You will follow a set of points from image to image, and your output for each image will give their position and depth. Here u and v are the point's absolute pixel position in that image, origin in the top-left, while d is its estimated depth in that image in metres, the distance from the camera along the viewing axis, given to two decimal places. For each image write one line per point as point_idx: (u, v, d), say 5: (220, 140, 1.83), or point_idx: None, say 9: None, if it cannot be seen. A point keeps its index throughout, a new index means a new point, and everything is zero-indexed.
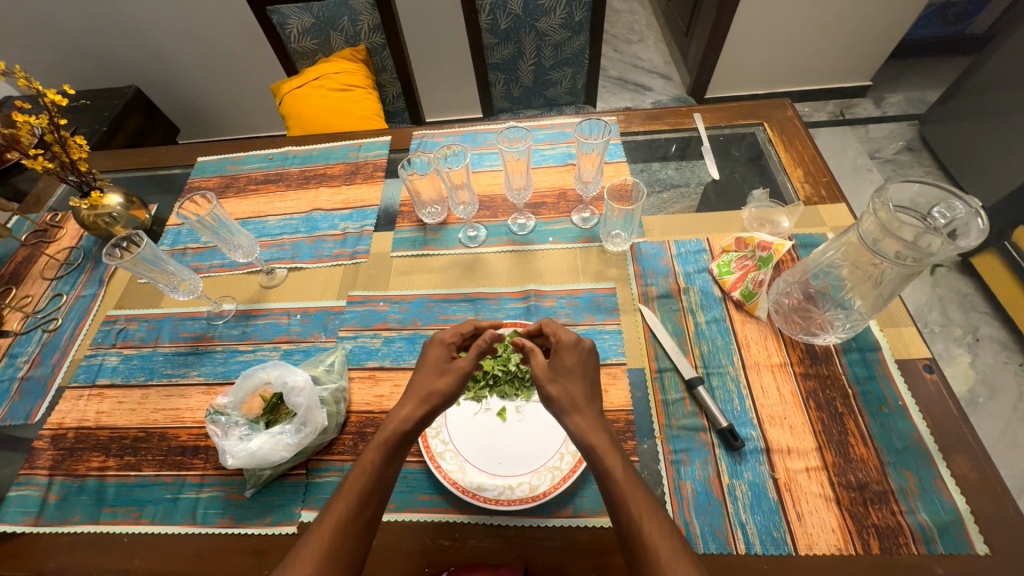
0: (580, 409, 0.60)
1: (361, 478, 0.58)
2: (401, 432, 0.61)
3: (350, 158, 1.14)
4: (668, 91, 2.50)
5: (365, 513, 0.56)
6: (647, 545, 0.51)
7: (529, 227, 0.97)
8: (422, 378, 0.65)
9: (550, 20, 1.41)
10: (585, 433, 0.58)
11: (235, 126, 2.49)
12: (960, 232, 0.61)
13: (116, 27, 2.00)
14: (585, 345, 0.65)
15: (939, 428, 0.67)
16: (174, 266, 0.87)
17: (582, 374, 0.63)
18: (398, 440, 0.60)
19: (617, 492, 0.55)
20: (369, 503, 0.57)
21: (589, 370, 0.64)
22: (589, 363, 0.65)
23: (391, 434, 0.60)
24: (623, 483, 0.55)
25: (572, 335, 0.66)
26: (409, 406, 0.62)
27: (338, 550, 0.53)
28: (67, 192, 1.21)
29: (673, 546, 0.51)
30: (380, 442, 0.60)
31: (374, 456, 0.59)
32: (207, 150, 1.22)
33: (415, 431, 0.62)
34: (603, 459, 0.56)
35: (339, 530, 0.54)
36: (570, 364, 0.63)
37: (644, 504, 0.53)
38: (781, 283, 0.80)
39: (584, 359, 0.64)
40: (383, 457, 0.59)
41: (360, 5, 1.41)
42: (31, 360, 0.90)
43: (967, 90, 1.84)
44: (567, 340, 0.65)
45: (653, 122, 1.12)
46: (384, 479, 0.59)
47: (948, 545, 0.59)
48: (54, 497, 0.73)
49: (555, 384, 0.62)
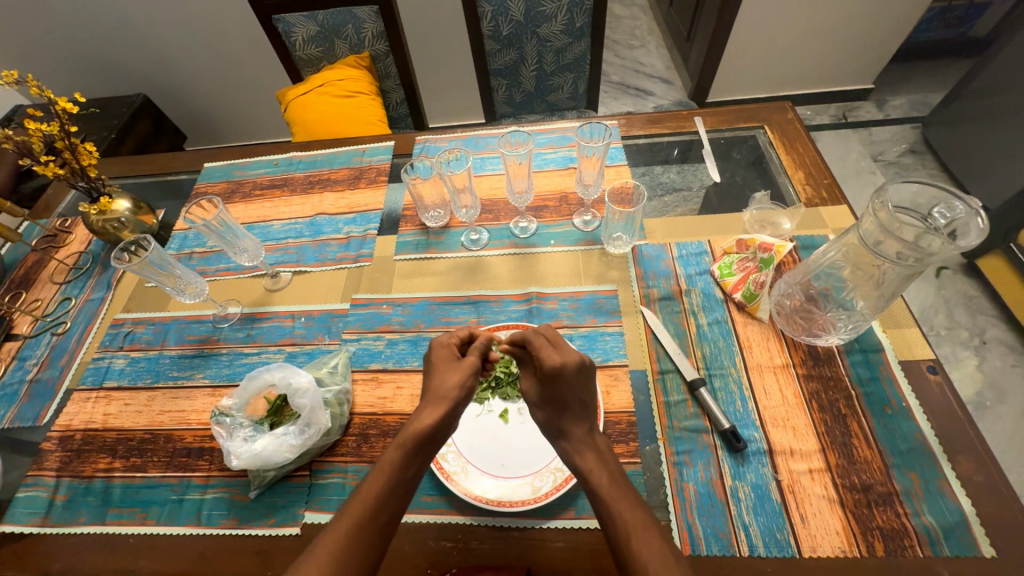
0: (567, 435, 0.61)
1: (380, 479, 0.58)
2: (421, 434, 0.60)
3: (354, 163, 1.16)
4: (670, 96, 2.51)
5: (381, 515, 0.57)
6: (637, 558, 0.51)
7: (531, 230, 0.98)
8: (438, 380, 0.65)
9: (552, 26, 1.43)
10: (573, 454, 0.60)
11: (240, 133, 2.52)
12: (960, 232, 0.61)
13: (126, 36, 2.04)
14: (571, 367, 0.60)
15: (944, 430, 0.67)
16: (181, 270, 0.88)
17: (572, 402, 0.61)
18: (417, 443, 0.60)
19: (607, 507, 0.56)
20: (386, 506, 0.57)
21: (578, 393, 0.61)
22: (578, 387, 0.61)
23: (408, 437, 0.60)
24: (611, 498, 0.56)
25: (555, 359, 0.60)
26: (436, 409, 0.62)
27: (354, 551, 0.54)
28: (76, 198, 1.23)
29: (665, 560, 0.51)
30: (400, 443, 0.60)
31: (394, 457, 0.59)
32: (215, 156, 1.24)
33: (436, 434, 0.61)
34: (590, 478, 0.58)
35: (356, 530, 0.55)
36: (561, 393, 0.61)
37: (636, 519, 0.54)
38: (783, 284, 0.81)
39: (571, 384, 0.60)
40: (403, 458, 0.59)
41: (364, 13, 1.44)
42: (40, 363, 0.92)
43: (971, 93, 1.83)
44: (555, 368, 0.59)
45: (654, 126, 1.13)
46: (402, 484, 0.59)
47: (953, 547, 0.58)
48: (62, 498, 0.74)
49: (543, 411, 0.63)
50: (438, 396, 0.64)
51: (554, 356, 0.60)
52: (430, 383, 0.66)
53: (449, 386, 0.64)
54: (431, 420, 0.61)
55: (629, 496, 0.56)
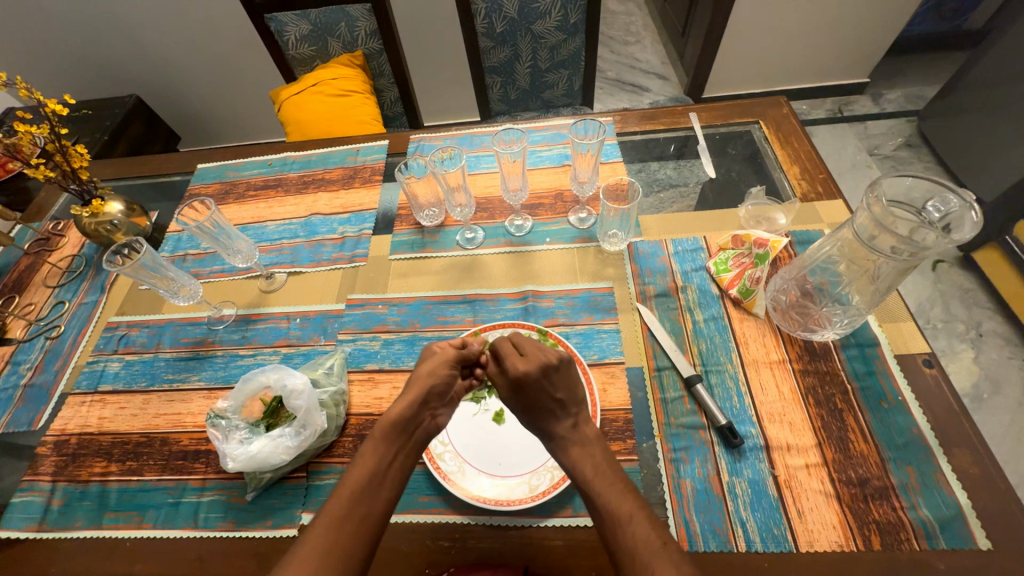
0: None
1: (357, 472, 0.59)
2: (392, 421, 0.62)
3: (348, 163, 1.15)
4: (666, 91, 2.51)
5: (357, 507, 0.57)
6: (626, 546, 0.52)
7: (526, 228, 0.98)
8: (424, 368, 0.67)
9: (546, 22, 1.42)
10: (559, 453, 0.61)
11: (234, 133, 2.51)
12: (954, 226, 0.61)
13: (117, 35, 2.02)
14: (534, 372, 0.63)
15: (939, 424, 0.67)
16: (175, 272, 0.88)
17: (542, 401, 0.63)
18: (388, 431, 0.62)
19: (613, 498, 0.55)
20: (362, 497, 0.57)
21: (549, 393, 0.63)
22: (550, 387, 0.63)
23: (380, 429, 0.62)
24: (605, 488, 0.56)
25: (522, 365, 0.64)
26: (406, 397, 0.64)
27: (331, 535, 0.54)
28: (69, 201, 1.22)
29: (652, 548, 0.51)
30: (372, 436, 0.62)
31: (366, 449, 0.61)
32: (207, 157, 1.23)
33: (404, 416, 0.63)
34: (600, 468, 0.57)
35: (329, 516, 0.56)
36: (532, 398, 0.63)
37: (642, 516, 0.53)
38: (780, 280, 0.80)
39: (540, 383, 0.63)
40: (375, 450, 0.61)
41: (357, 11, 1.43)
42: (34, 367, 0.91)
43: (966, 86, 1.83)
44: (518, 375, 0.63)
45: (649, 122, 1.12)
46: (376, 473, 0.60)
47: (950, 540, 0.58)
48: (57, 503, 0.74)
49: (525, 418, 0.64)
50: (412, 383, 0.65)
51: (523, 363, 0.64)
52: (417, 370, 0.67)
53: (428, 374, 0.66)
54: (399, 410, 0.63)
55: (632, 496, 0.55)
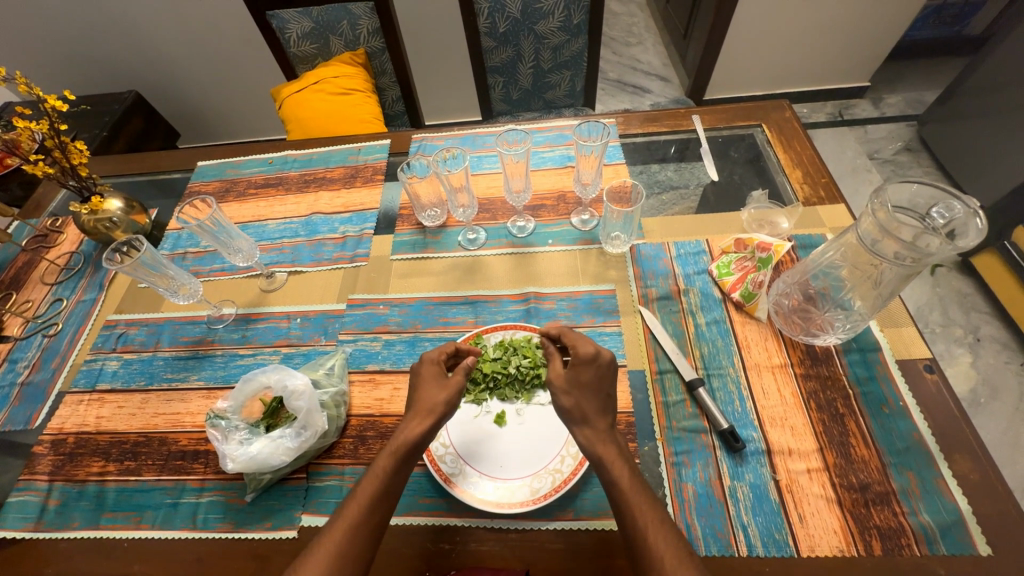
0: (586, 426, 0.60)
1: (371, 484, 0.58)
2: (413, 441, 0.61)
3: (350, 162, 1.14)
4: (666, 93, 2.51)
5: (369, 519, 0.56)
6: (652, 554, 0.51)
7: (528, 229, 0.98)
8: (423, 392, 0.66)
9: (549, 23, 1.41)
10: None
11: (234, 131, 2.50)
12: (959, 232, 0.61)
13: (117, 30, 2.00)
14: (604, 358, 0.62)
15: (941, 430, 0.67)
16: (174, 270, 0.87)
17: (599, 391, 0.62)
18: (407, 450, 0.61)
19: (622, 499, 0.55)
20: (375, 511, 0.57)
21: (606, 387, 0.62)
22: (605, 378, 0.62)
23: (400, 446, 0.61)
24: (629, 492, 0.55)
25: (591, 348, 0.62)
26: (429, 417, 0.63)
27: (344, 546, 0.54)
28: (67, 197, 1.21)
29: (676, 554, 0.50)
30: (391, 451, 0.61)
31: (384, 463, 0.60)
32: (207, 154, 1.22)
33: (424, 443, 0.62)
34: (608, 470, 0.57)
35: (343, 526, 0.55)
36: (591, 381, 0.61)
37: (651, 518, 0.53)
38: (781, 284, 0.80)
39: (601, 373, 0.62)
40: (392, 466, 0.60)
41: (359, 9, 1.42)
42: (31, 365, 0.90)
43: (966, 91, 1.84)
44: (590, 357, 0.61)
45: (652, 124, 1.12)
46: (392, 488, 0.59)
47: (950, 547, 0.58)
48: (54, 503, 0.73)
49: (570, 397, 0.62)
50: (422, 409, 0.64)
51: (590, 345, 0.63)
52: (415, 397, 0.66)
53: (435, 400, 0.65)
54: (417, 432, 0.62)
55: (640, 499, 0.55)
